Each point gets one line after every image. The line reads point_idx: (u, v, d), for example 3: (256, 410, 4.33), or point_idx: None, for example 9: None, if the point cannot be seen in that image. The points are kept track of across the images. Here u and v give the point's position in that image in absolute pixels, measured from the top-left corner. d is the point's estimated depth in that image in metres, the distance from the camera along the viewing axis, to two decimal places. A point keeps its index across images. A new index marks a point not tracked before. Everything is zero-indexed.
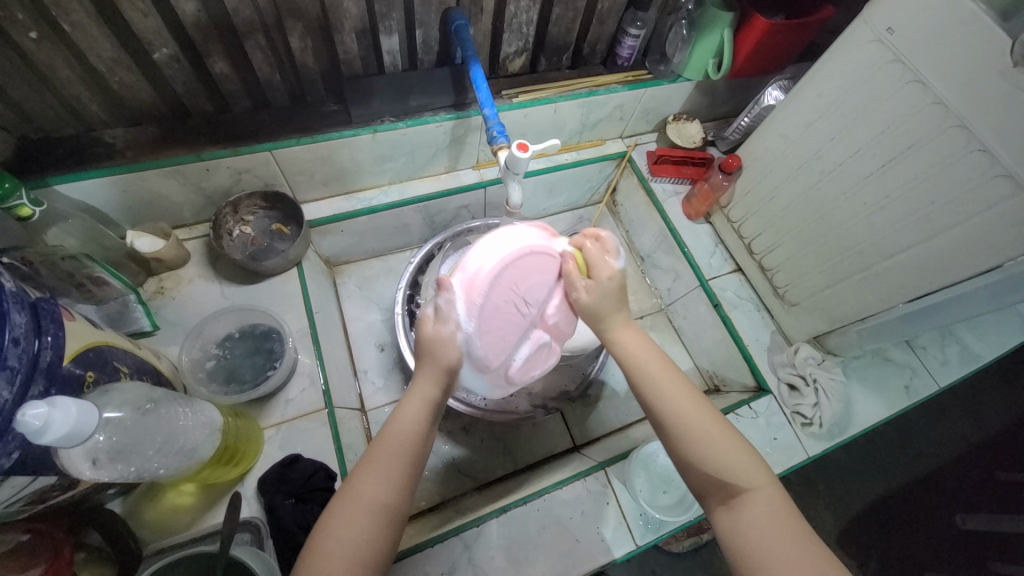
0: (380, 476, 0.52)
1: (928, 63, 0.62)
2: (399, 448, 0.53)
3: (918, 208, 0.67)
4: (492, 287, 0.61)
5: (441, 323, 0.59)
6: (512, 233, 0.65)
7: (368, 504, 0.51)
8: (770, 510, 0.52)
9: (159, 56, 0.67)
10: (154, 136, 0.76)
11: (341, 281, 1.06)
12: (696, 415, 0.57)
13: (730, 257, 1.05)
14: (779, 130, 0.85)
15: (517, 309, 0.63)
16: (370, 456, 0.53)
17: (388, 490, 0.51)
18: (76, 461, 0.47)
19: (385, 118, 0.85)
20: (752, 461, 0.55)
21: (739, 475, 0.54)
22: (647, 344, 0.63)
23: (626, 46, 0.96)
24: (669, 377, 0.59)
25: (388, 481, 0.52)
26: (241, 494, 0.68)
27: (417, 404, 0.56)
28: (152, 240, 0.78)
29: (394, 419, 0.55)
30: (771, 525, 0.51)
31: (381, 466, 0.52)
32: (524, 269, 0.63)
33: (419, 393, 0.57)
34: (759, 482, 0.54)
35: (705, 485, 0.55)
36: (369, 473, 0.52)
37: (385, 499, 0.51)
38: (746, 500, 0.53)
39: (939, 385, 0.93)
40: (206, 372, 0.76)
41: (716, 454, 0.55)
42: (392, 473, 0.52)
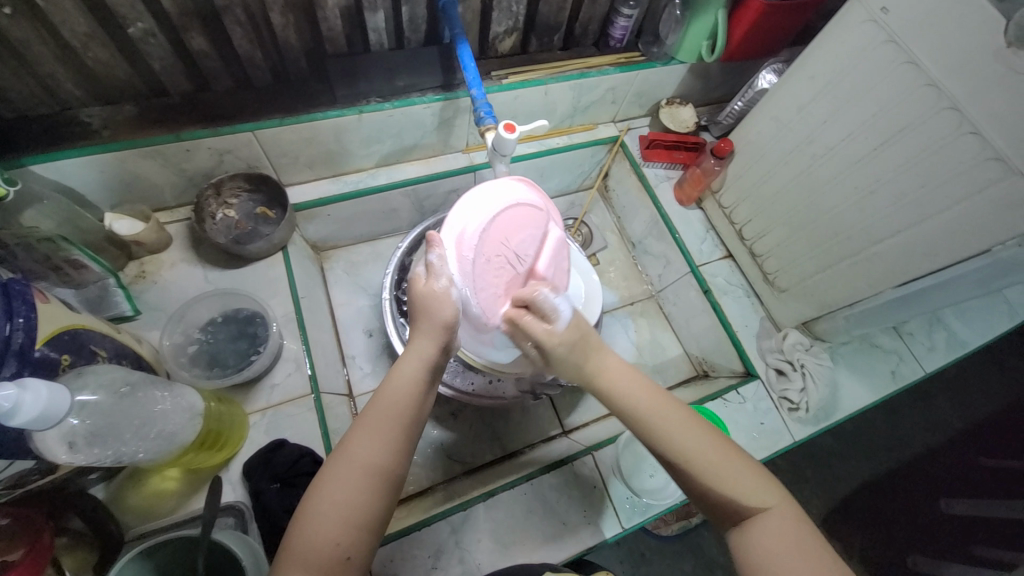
0: (376, 436, 0.50)
1: (922, 44, 0.61)
2: (395, 409, 0.52)
3: (908, 193, 0.67)
4: (479, 242, 0.64)
5: (434, 281, 0.60)
6: (492, 190, 0.68)
7: (363, 465, 0.49)
8: (783, 527, 0.49)
9: (134, 31, 0.64)
10: (131, 115, 0.74)
11: (329, 267, 1.04)
12: (700, 436, 0.53)
13: (721, 243, 1.04)
14: (773, 113, 0.84)
15: (506, 261, 0.65)
16: (364, 417, 0.52)
17: (384, 451, 0.50)
18: (51, 445, 0.46)
19: (372, 98, 0.83)
20: (760, 476, 0.52)
21: (752, 493, 0.51)
22: (634, 374, 0.57)
23: (619, 27, 0.94)
24: (663, 403, 0.55)
25: (384, 441, 0.51)
26: (226, 479, 0.67)
27: (413, 365, 0.55)
28: (131, 222, 0.77)
29: (389, 380, 0.54)
30: (784, 542, 0.48)
31: (376, 426, 0.51)
32: (507, 222, 0.66)
33: (417, 354, 0.56)
34: (771, 499, 0.51)
35: (716, 507, 0.52)
36: (365, 433, 0.51)
37: (381, 461, 0.50)
38: (759, 519, 0.50)
39: (926, 371, 0.94)
40: (189, 356, 0.75)
41: (724, 474, 0.51)
42: (388, 434, 0.51)
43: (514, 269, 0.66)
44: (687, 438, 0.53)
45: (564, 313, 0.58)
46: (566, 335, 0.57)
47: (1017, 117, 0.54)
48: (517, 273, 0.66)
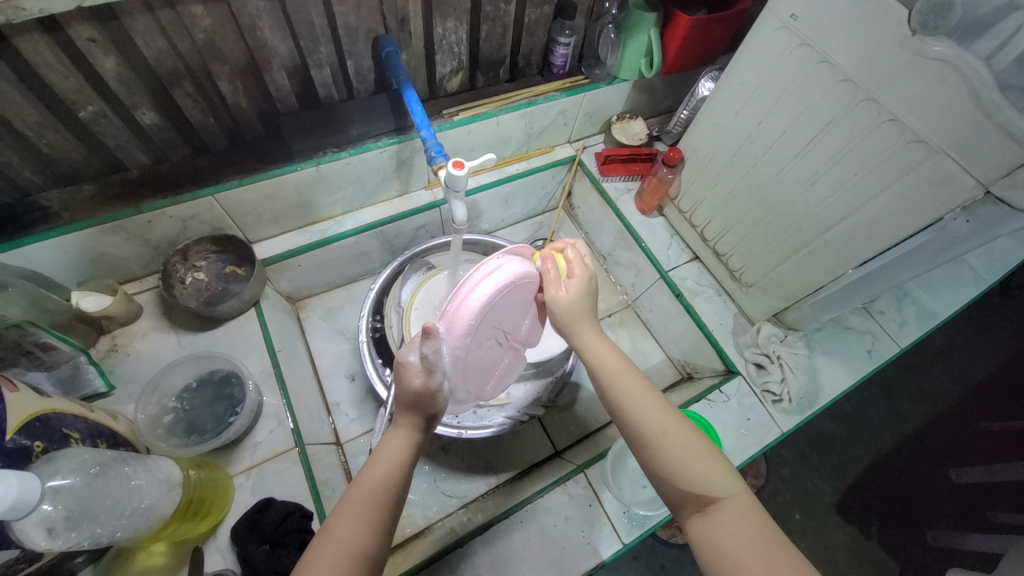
0: (359, 519, 0.48)
1: (832, 43, 0.65)
2: (381, 493, 0.49)
3: (845, 181, 0.70)
4: (481, 327, 0.56)
5: (429, 373, 0.53)
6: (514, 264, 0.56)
7: (348, 552, 0.46)
8: (745, 517, 0.49)
9: (85, 114, 0.66)
10: (91, 194, 0.75)
11: (305, 316, 1.05)
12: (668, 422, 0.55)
13: (686, 247, 1.07)
14: (712, 119, 0.89)
15: (496, 336, 0.62)
16: (347, 499, 0.49)
17: (369, 536, 0.48)
18: (30, 533, 0.46)
19: (328, 149, 0.86)
20: (723, 467, 0.52)
21: (713, 482, 0.51)
22: (622, 361, 0.61)
23: (558, 54, 0.98)
24: (639, 387, 0.58)
25: (370, 525, 0.48)
26: (215, 547, 0.66)
27: (399, 444, 0.53)
28: (98, 298, 0.78)
29: (376, 455, 0.52)
30: (746, 533, 0.48)
31: (363, 509, 0.48)
32: (511, 300, 0.59)
33: (401, 435, 0.54)
34: (730, 489, 0.51)
35: (680, 497, 0.52)
36: (349, 516, 0.48)
37: (365, 545, 0.47)
38: (720, 507, 0.49)
39: (901, 346, 0.96)
40: (165, 427, 0.74)
41: (690, 464, 0.52)
42: (373, 516, 0.48)
43: (498, 340, 0.64)
44: (659, 423, 0.54)
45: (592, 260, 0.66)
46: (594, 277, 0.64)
47: (928, 100, 0.58)
48: (500, 344, 0.65)
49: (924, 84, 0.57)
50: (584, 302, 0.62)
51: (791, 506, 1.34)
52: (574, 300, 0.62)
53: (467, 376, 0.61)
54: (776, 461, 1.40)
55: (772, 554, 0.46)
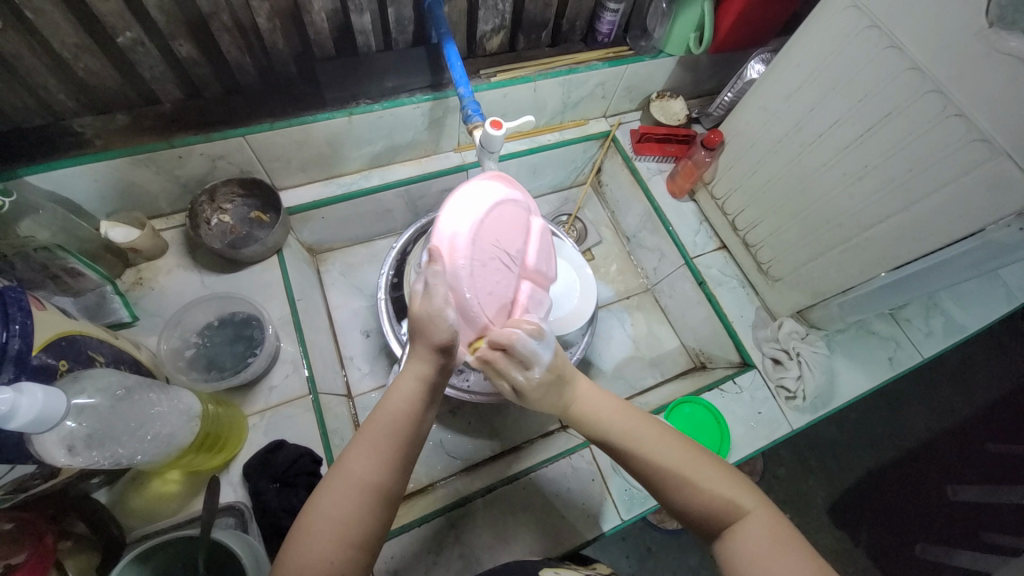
0: (371, 454, 0.48)
1: (904, 28, 0.61)
2: (393, 428, 0.50)
3: (895, 177, 0.67)
4: (488, 241, 0.59)
5: (429, 298, 0.53)
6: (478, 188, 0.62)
7: (358, 483, 0.47)
8: (766, 531, 0.49)
9: (124, 40, 0.65)
10: (124, 124, 0.74)
11: (324, 269, 1.05)
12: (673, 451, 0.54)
13: (715, 235, 1.04)
14: (760, 103, 0.85)
15: (503, 261, 0.61)
16: (359, 434, 0.50)
17: (383, 470, 0.48)
18: (50, 448, 0.47)
19: (361, 100, 0.84)
20: (738, 482, 0.52)
21: (731, 500, 0.51)
22: (608, 399, 0.59)
23: (605, 21, 0.94)
24: (642, 422, 0.56)
25: (382, 462, 0.49)
26: (227, 481, 0.68)
27: (410, 379, 0.53)
28: (127, 230, 0.77)
29: (391, 392, 0.53)
30: (770, 544, 0.48)
31: (375, 445, 0.49)
32: (501, 223, 0.62)
33: (413, 373, 0.54)
34: (750, 502, 0.51)
35: (699, 519, 0.52)
36: (362, 451, 0.49)
37: (375, 479, 0.48)
38: (741, 525, 0.50)
39: (923, 356, 0.94)
40: (185, 361, 0.75)
41: (706, 488, 0.52)
42: (384, 451, 0.49)
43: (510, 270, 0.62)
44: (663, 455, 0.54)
45: (544, 359, 0.55)
46: (544, 375, 0.55)
47: (1001, 97, 0.54)
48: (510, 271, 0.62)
49: (999, 79, 0.54)
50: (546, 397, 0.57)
51: (786, 504, 1.35)
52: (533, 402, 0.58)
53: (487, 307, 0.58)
54: (775, 460, 1.41)
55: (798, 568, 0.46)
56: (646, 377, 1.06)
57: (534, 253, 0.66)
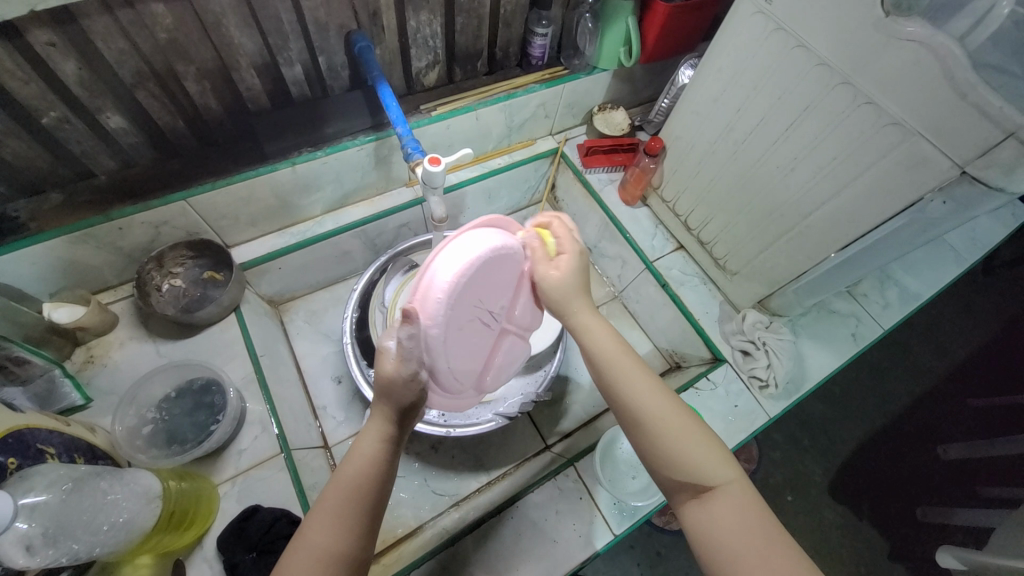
0: (330, 520, 0.48)
1: (807, 28, 0.65)
2: (354, 490, 0.49)
3: (823, 166, 0.70)
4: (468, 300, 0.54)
5: (403, 362, 0.51)
6: (474, 238, 0.52)
7: (320, 553, 0.47)
8: (741, 504, 0.49)
9: (48, 120, 0.64)
10: (58, 202, 0.73)
11: (288, 319, 1.03)
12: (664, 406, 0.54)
13: (671, 236, 1.06)
14: (692, 107, 0.88)
15: (482, 320, 0.60)
16: (320, 499, 0.49)
17: (345, 537, 0.48)
18: (7, 549, 0.43)
19: (304, 148, 0.84)
20: (720, 451, 0.53)
21: (709, 467, 0.51)
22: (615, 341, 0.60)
23: (536, 45, 0.96)
24: (639, 376, 0.56)
25: (343, 529, 0.48)
26: (202, 557, 0.65)
27: (374, 435, 0.53)
28: (71, 308, 0.75)
29: (353, 449, 0.52)
30: (744, 519, 0.48)
31: (335, 510, 0.48)
32: (490, 277, 0.56)
33: (374, 432, 0.53)
34: (729, 474, 0.51)
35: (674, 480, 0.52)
36: (322, 518, 0.48)
37: (337, 546, 0.47)
38: (716, 492, 0.50)
39: (884, 328, 0.97)
40: (144, 438, 0.72)
41: (687, 448, 0.52)
42: (344, 516, 0.48)
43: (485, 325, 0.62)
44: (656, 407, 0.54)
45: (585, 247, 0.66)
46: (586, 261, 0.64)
47: (903, 82, 0.57)
48: (487, 328, 0.62)
49: (898, 65, 0.57)
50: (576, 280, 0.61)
51: (783, 488, 1.36)
52: (566, 277, 0.61)
53: (456, 367, 0.60)
54: (767, 445, 1.42)
55: (772, 546, 0.46)
56: None
57: (521, 306, 0.67)
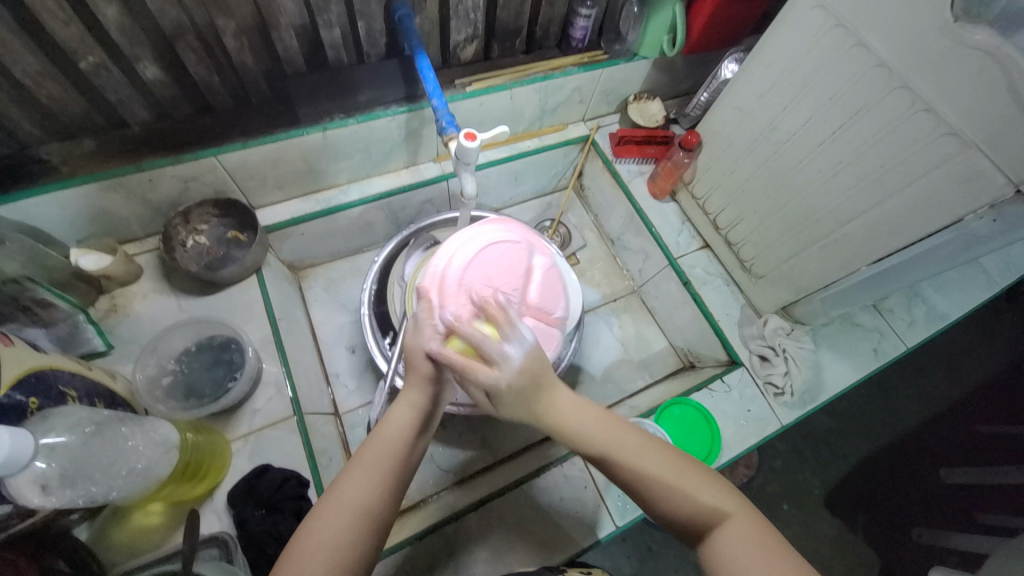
0: (365, 478, 0.49)
1: (870, 27, 0.62)
2: (386, 450, 0.50)
3: (869, 173, 0.68)
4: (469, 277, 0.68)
5: (419, 331, 0.55)
6: (472, 236, 0.72)
7: (351, 506, 0.47)
8: (746, 533, 0.48)
9: (86, 65, 0.63)
10: (91, 149, 0.73)
11: (307, 286, 1.04)
12: (648, 459, 0.52)
13: (698, 234, 1.04)
14: (735, 103, 0.85)
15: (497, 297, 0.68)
16: (357, 458, 0.50)
17: (373, 492, 0.48)
18: (23, 489, 0.44)
19: (336, 114, 0.82)
20: (719, 486, 0.51)
21: (711, 504, 0.50)
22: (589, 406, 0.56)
23: (579, 27, 0.93)
24: (625, 436, 0.54)
25: (376, 488, 0.49)
26: (212, 509, 0.67)
27: (406, 405, 0.54)
28: (98, 256, 0.76)
29: (392, 411, 0.53)
30: (752, 550, 0.47)
31: (366, 467, 0.49)
32: (491, 261, 0.70)
33: (406, 402, 0.54)
34: (729, 506, 0.50)
35: (682, 523, 0.51)
36: (357, 476, 0.49)
37: (367, 501, 0.48)
38: (721, 530, 0.49)
39: (908, 346, 0.95)
40: (163, 389, 0.73)
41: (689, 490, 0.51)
42: (376, 472, 0.49)
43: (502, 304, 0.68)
44: (640, 462, 0.52)
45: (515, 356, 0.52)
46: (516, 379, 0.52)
47: (966, 91, 0.55)
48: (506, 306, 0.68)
49: (963, 74, 0.55)
50: (517, 403, 0.53)
51: (782, 496, 1.36)
52: (507, 405, 0.53)
53: None
54: (770, 452, 1.41)
55: (783, 571, 0.45)
56: (636, 380, 1.06)
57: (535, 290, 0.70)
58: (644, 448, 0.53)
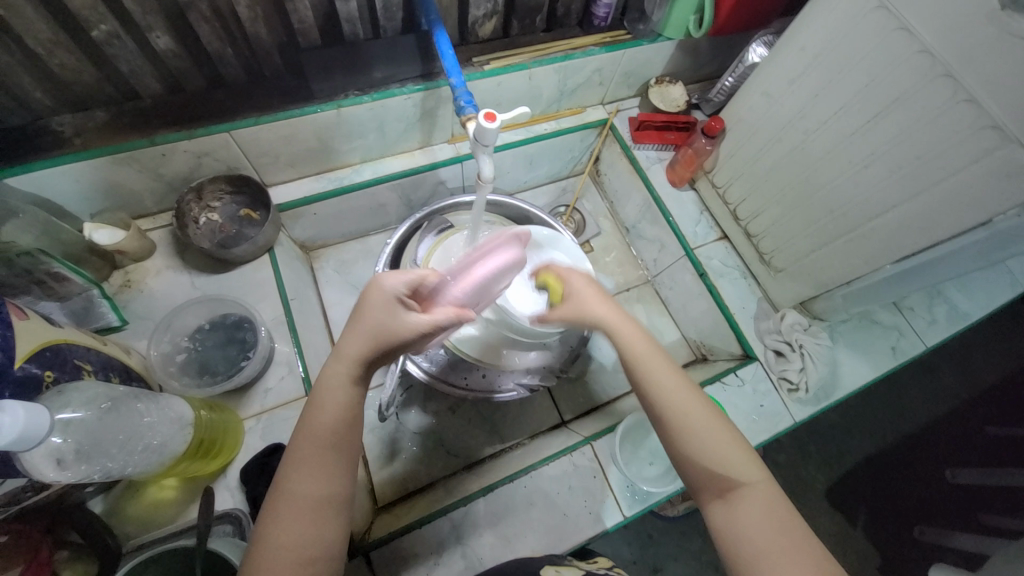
0: (310, 469, 0.48)
1: (914, 10, 0.58)
2: (322, 438, 0.49)
3: (902, 166, 0.65)
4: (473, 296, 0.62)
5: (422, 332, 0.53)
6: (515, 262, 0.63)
7: (304, 498, 0.47)
8: (766, 504, 0.50)
9: (98, 33, 0.62)
10: (104, 121, 0.71)
11: (318, 267, 1.03)
12: (694, 407, 0.54)
13: (716, 225, 1.01)
14: (762, 88, 0.82)
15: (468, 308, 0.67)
16: (297, 448, 0.49)
17: (322, 483, 0.48)
18: (38, 464, 0.44)
19: (350, 92, 0.80)
20: (748, 456, 0.53)
21: (737, 470, 0.51)
22: (645, 343, 0.59)
23: (602, 4, 0.90)
24: (675, 380, 0.56)
25: (323, 475, 0.48)
26: (225, 485, 0.67)
27: (335, 387, 0.51)
28: (111, 231, 0.75)
29: (322, 390, 0.50)
30: (768, 518, 0.49)
31: (309, 459, 0.48)
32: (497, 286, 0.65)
33: (336, 385, 0.51)
34: (753, 476, 0.51)
35: (701, 479, 0.52)
36: (303, 466, 0.48)
37: (318, 491, 0.48)
38: (744, 493, 0.50)
39: (926, 346, 0.93)
40: (177, 365, 0.73)
41: (716, 449, 0.52)
42: (320, 463, 0.48)
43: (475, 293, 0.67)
44: (683, 406, 0.54)
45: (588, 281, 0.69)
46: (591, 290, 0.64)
47: (1014, 82, 0.52)
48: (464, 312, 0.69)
49: (1011, 63, 0.52)
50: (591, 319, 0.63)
51: (785, 488, 1.35)
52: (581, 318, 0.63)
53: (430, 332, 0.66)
54: (775, 445, 1.41)
55: (801, 547, 0.47)
56: None
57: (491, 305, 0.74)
58: (692, 395, 0.55)
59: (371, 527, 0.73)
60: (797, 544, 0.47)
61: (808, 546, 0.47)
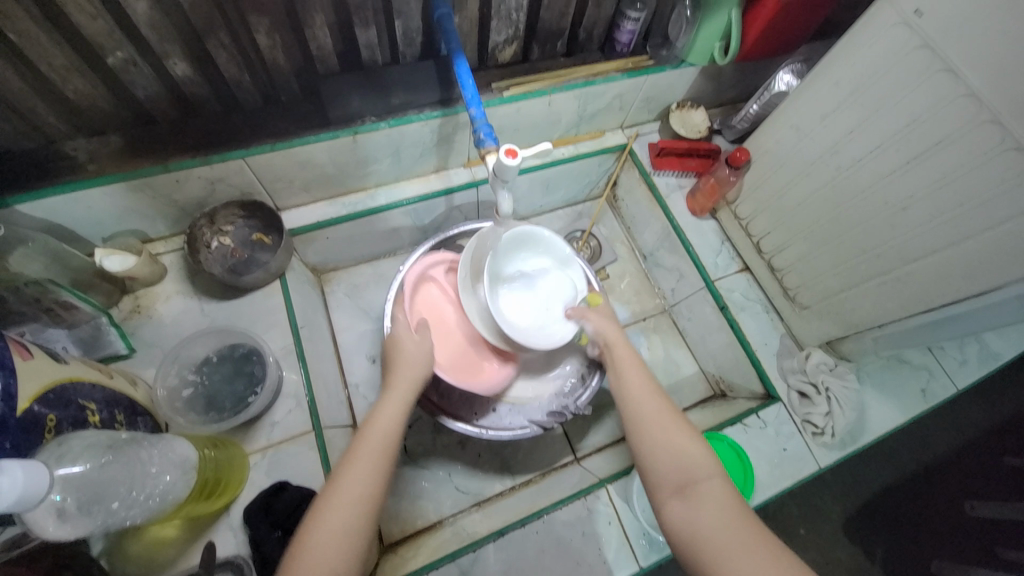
0: (361, 470, 0.52)
1: (961, 52, 0.56)
2: (379, 442, 0.55)
3: (944, 211, 0.62)
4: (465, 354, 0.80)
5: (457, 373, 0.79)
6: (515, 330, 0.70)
7: (354, 497, 0.50)
8: (725, 498, 0.52)
9: (114, 61, 0.61)
10: (117, 147, 0.70)
11: (329, 290, 1.01)
12: (660, 406, 0.62)
13: (737, 255, 0.98)
14: (792, 121, 0.79)
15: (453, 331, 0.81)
16: (356, 449, 0.54)
17: (369, 484, 0.52)
18: (37, 517, 0.42)
19: (366, 118, 0.78)
20: (706, 454, 0.57)
21: (693, 463, 0.56)
22: (628, 360, 0.68)
23: (626, 31, 0.88)
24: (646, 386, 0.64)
25: (375, 476, 0.52)
26: (228, 525, 0.65)
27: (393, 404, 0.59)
28: (123, 257, 0.73)
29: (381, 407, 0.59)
30: (725, 511, 0.51)
31: (365, 461, 0.53)
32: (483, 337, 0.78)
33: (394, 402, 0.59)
34: (710, 471, 0.55)
35: (668, 475, 0.56)
36: (355, 467, 0.52)
37: (364, 491, 0.51)
38: (703, 487, 0.53)
39: (958, 387, 0.88)
40: (183, 401, 0.72)
41: (670, 442, 0.58)
42: (372, 465, 0.53)
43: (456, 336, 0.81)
44: (645, 403, 0.62)
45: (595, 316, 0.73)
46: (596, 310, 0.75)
47: None
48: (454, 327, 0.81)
49: None
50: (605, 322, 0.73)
51: (797, 519, 1.29)
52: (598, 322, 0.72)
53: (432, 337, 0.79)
54: None
55: (757, 538, 0.49)
56: None
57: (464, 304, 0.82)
58: (654, 395, 0.63)
59: (377, 569, 0.70)
60: (749, 535, 0.49)
61: (763, 539, 0.49)
